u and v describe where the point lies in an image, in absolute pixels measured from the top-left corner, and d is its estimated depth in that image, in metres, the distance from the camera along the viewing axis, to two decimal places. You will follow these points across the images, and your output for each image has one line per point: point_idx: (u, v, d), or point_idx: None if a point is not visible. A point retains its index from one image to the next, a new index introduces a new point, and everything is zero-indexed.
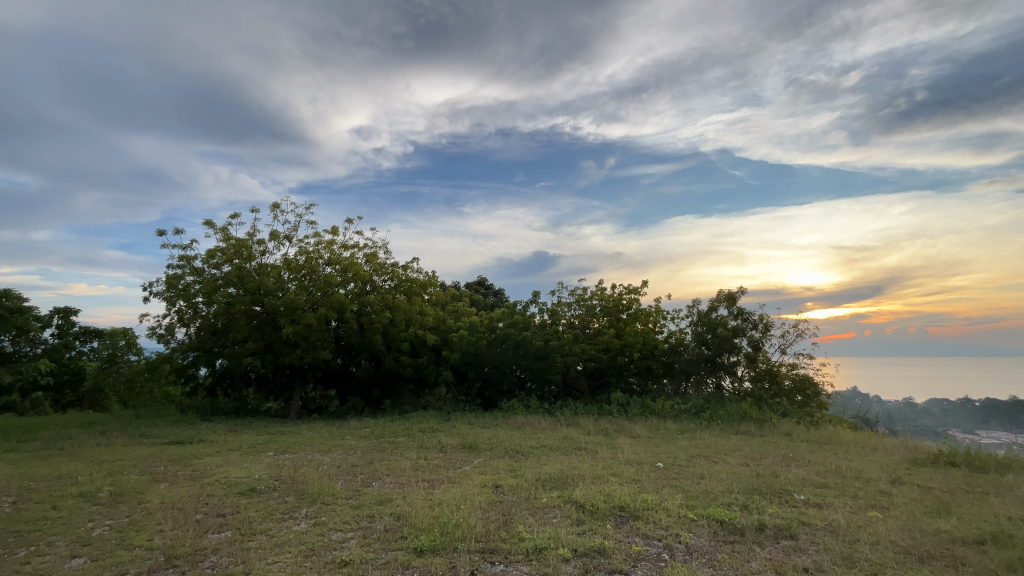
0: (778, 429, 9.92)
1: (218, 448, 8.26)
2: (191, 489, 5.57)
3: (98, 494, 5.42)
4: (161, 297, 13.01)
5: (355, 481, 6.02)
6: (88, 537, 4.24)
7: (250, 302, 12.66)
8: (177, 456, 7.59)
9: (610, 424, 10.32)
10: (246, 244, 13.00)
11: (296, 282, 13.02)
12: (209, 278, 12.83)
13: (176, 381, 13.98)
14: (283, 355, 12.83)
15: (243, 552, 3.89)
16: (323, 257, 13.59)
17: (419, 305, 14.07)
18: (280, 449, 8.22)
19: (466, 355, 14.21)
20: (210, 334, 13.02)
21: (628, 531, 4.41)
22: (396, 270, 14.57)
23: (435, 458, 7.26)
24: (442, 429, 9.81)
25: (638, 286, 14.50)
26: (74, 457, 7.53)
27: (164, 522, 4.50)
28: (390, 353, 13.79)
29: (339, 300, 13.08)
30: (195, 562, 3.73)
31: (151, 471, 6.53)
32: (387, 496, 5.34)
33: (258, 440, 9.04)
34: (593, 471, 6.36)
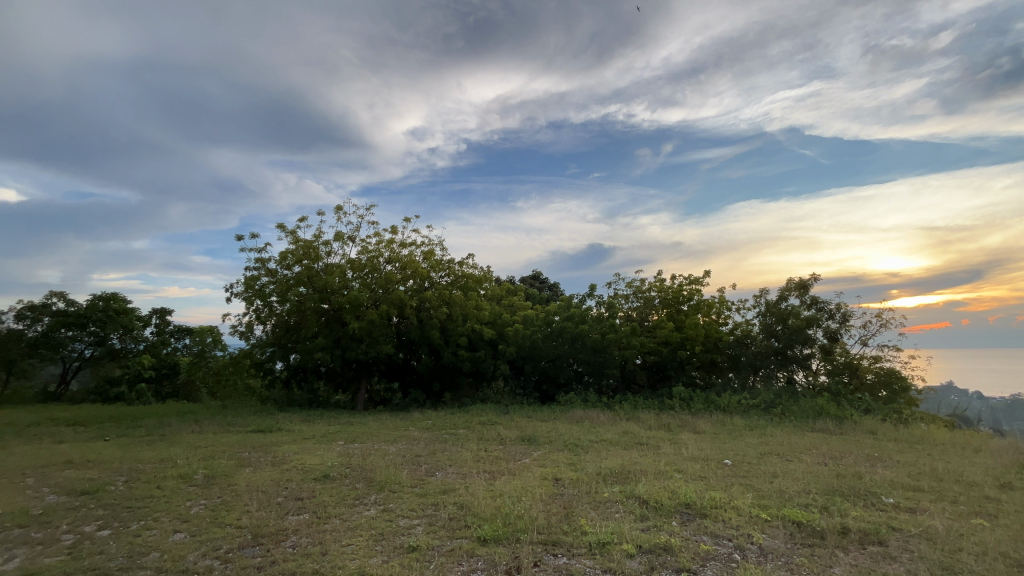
0: (861, 427, 9.16)
1: (294, 437, 8.85)
2: (273, 474, 6.01)
3: (194, 476, 5.98)
4: (240, 297, 14.09)
5: (420, 470, 6.24)
6: (187, 514, 4.69)
7: (318, 300, 13.42)
8: (260, 443, 8.21)
9: (672, 419, 9.99)
10: (313, 246, 13.79)
11: (360, 280, 13.65)
12: (282, 279, 13.74)
13: (256, 374, 15.04)
14: (349, 350, 13.49)
15: (319, 534, 4.14)
16: (383, 256, 14.15)
17: (475, 300, 14.33)
18: (350, 438, 8.68)
19: (522, 349, 14.28)
20: (284, 331, 13.92)
21: (695, 529, 4.25)
22: (452, 266, 14.92)
23: (495, 450, 7.38)
24: (501, 422, 9.93)
25: (699, 276, 13.90)
26: (174, 442, 8.37)
27: (250, 503, 4.89)
28: (448, 348, 14.12)
29: (400, 297, 13.58)
30: (279, 541, 4.02)
31: (237, 456, 7.12)
32: (451, 485, 5.49)
33: (329, 430, 9.59)
34: (656, 466, 6.20)
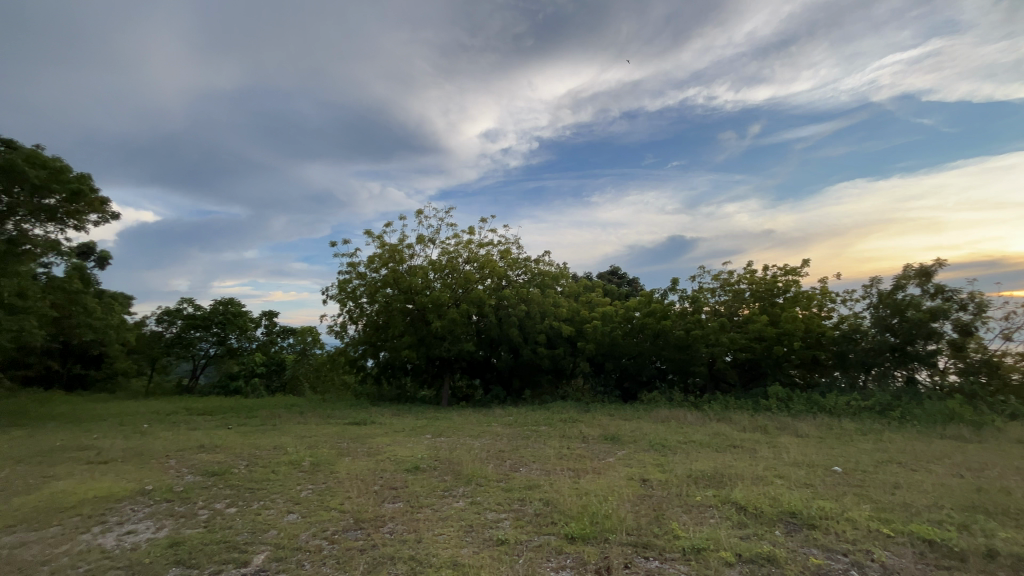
0: (1007, 435, 7.87)
1: (386, 429, 9.41)
2: (369, 464, 6.43)
3: (302, 462, 6.57)
4: (335, 299, 15.24)
5: (504, 465, 6.34)
6: (298, 497, 5.15)
7: (403, 301, 14.14)
8: (356, 434, 8.83)
9: (769, 420, 9.25)
10: (397, 249, 14.55)
11: (441, 281, 14.17)
12: (371, 281, 14.65)
13: (350, 371, 16.14)
14: (433, 348, 14.06)
15: (414, 522, 4.35)
16: (462, 257, 14.57)
17: (553, 297, 14.31)
18: (437, 432, 9.06)
19: (602, 346, 14.02)
20: (374, 330, 14.84)
21: (803, 540, 3.90)
22: (529, 264, 15.01)
23: (578, 448, 7.30)
24: (583, 420, 9.81)
25: (796, 266, 12.72)
26: (284, 431, 9.24)
27: (351, 490, 5.26)
28: (527, 345, 14.26)
29: (479, 296, 13.93)
30: (378, 526, 4.28)
31: (337, 446, 7.71)
32: (535, 481, 5.52)
33: (418, 423, 10.07)
34: (753, 471, 5.77)
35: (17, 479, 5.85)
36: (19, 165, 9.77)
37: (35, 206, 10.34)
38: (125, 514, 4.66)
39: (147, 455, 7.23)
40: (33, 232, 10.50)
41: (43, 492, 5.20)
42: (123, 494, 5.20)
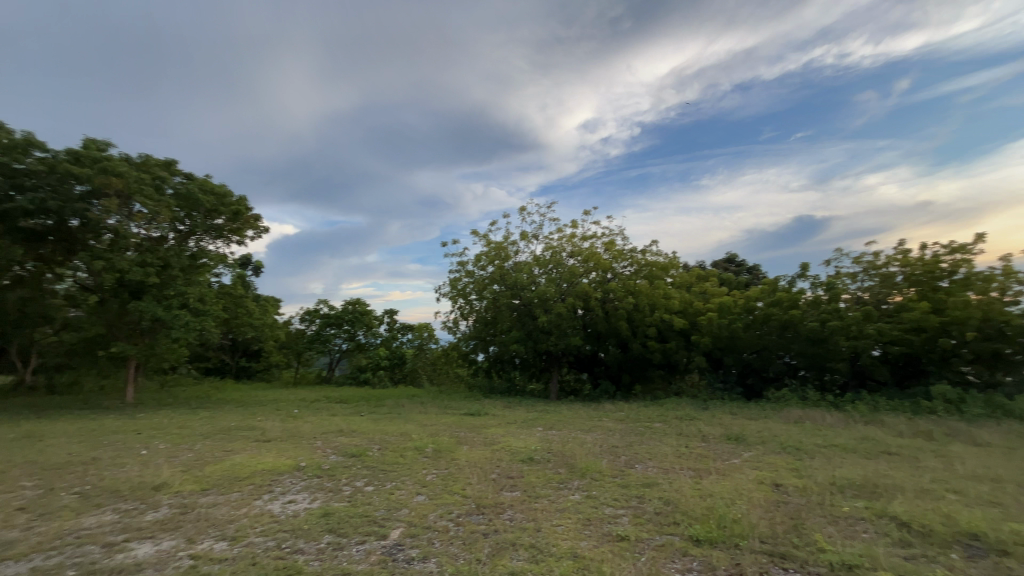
0: None
1: (500, 420, 9.76)
2: (486, 453, 6.72)
3: (426, 448, 7.08)
4: (447, 297, 16.16)
5: (619, 461, 6.21)
6: (425, 480, 5.56)
7: (510, 296, 14.53)
8: (472, 424, 9.29)
9: (934, 425, 7.87)
10: (503, 246, 14.98)
11: (545, 276, 14.28)
12: (479, 278, 15.28)
13: (463, 364, 16.98)
14: (541, 342, 14.25)
15: (532, 511, 4.45)
16: (566, 251, 14.54)
17: (662, 288, 13.66)
18: (549, 425, 9.17)
19: (719, 339, 13.14)
20: (483, 325, 15.47)
21: (992, 569, 3.25)
22: (635, 255, 14.54)
23: (698, 447, 6.89)
24: (701, 418, 9.25)
25: (966, 242, 10.63)
26: (408, 419, 10.03)
27: (471, 476, 5.55)
28: (636, 339, 13.84)
29: (585, 289, 13.80)
30: (498, 513, 4.45)
31: (456, 435, 8.19)
32: (653, 479, 5.32)
33: (529, 416, 10.29)
34: (916, 482, 4.96)
35: (207, 451, 7.09)
36: (196, 193, 11.91)
37: (208, 227, 12.50)
38: (286, 486, 5.40)
39: (300, 436, 8.32)
40: (208, 248, 12.69)
41: (226, 463, 6.24)
42: (284, 468, 6.04)
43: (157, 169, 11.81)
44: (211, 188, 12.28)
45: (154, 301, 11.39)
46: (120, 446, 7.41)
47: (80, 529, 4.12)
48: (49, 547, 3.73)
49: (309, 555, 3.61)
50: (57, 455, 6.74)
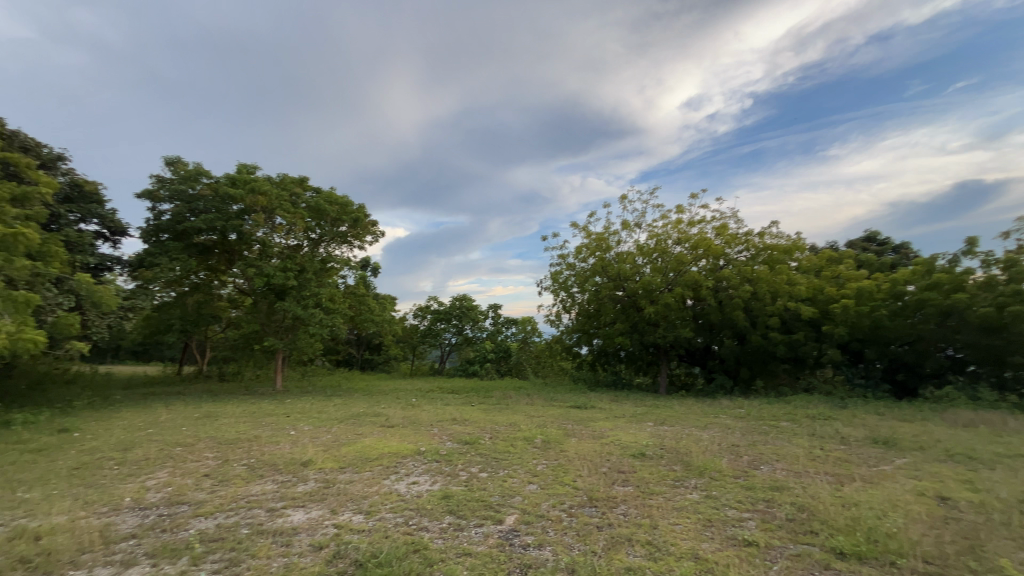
0: None
1: (607, 414, 9.62)
2: (596, 446, 6.66)
3: (535, 439, 7.23)
4: (549, 291, 16.26)
5: (741, 461, 5.76)
6: (536, 469, 5.67)
7: (613, 288, 14.21)
8: (579, 417, 9.27)
9: None
10: (604, 237, 14.66)
11: (650, 265, 13.71)
12: (580, 271, 15.16)
13: (566, 357, 16.95)
14: (648, 334, 13.73)
15: (647, 508, 4.32)
16: (672, 238, 13.82)
17: (786, 274, 12.38)
18: (659, 420, 8.83)
19: (858, 330, 11.58)
20: (586, 318, 15.32)
21: None
22: (750, 239, 13.39)
23: (836, 450, 6.13)
24: (838, 418, 8.22)
25: None
26: (515, 410, 10.33)
27: (582, 469, 5.54)
28: (756, 330, 12.73)
29: (695, 278, 12.98)
30: (611, 507, 4.39)
31: (563, 427, 8.24)
32: (783, 482, 4.86)
33: (638, 411, 10.00)
34: None
35: (342, 433, 7.98)
36: (324, 205, 13.38)
37: (334, 234, 13.98)
38: (410, 468, 5.86)
39: (418, 423, 8.99)
40: (335, 253, 14.18)
41: (358, 445, 6.97)
42: (406, 452, 6.56)
43: (292, 186, 13.49)
44: (336, 200, 13.73)
45: (295, 301, 12.92)
46: (275, 427, 8.62)
47: (249, 495, 4.87)
48: (228, 508, 4.47)
49: (433, 533, 3.87)
50: (230, 432, 8.06)
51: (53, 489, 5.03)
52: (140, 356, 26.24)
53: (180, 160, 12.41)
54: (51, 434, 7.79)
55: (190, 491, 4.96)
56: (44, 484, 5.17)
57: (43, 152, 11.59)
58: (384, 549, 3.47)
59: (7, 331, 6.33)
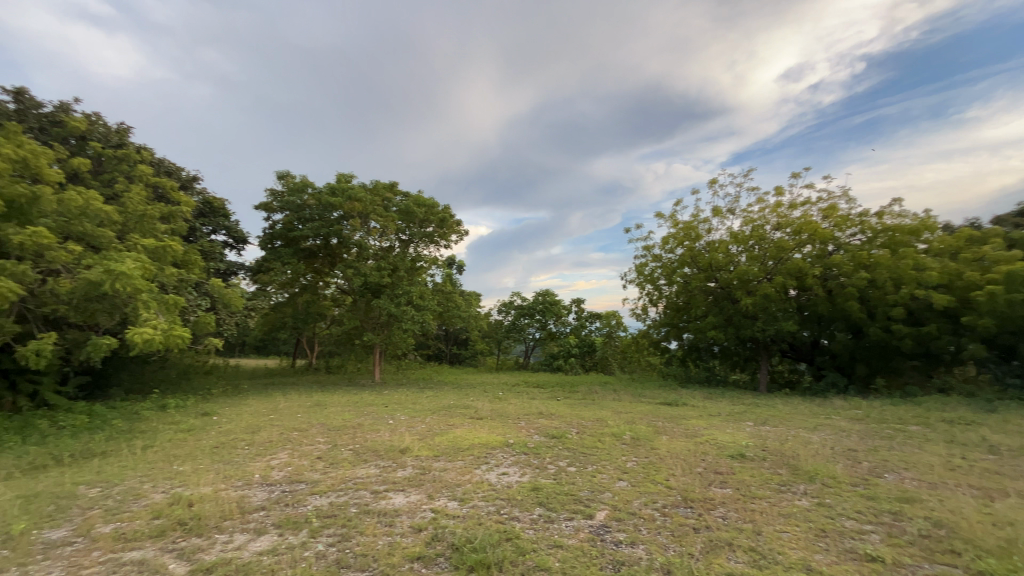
0: None
1: (701, 412, 9.14)
2: (689, 445, 6.36)
3: (624, 435, 7.07)
4: (635, 284, 15.78)
5: (860, 467, 5.18)
6: (626, 466, 5.55)
7: (705, 279, 13.44)
8: (670, 414, 8.91)
9: None
10: (692, 225, 13.88)
11: (746, 254, 12.76)
12: (667, 262, 14.53)
13: (654, 352, 16.33)
14: (744, 328, 12.81)
15: (749, 512, 4.05)
16: (770, 223, 12.75)
17: (912, 258, 10.89)
18: (760, 420, 8.21)
19: (1010, 322, 9.92)
20: (675, 311, 14.66)
21: None
22: (866, 220, 11.99)
23: (982, 460, 5.29)
24: (984, 423, 7.08)
25: None
26: (602, 406, 10.18)
27: (675, 467, 5.32)
28: (875, 322, 11.36)
29: (799, 266, 11.84)
30: (708, 508, 4.17)
31: (653, 424, 7.97)
32: (913, 494, 4.29)
33: (735, 409, 9.39)
34: None
35: (435, 424, 8.40)
36: (413, 207, 14.13)
37: (423, 235, 14.71)
38: (499, 459, 6.02)
39: (506, 416, 9.20)
40: (423, 253, 14.92)
41: (450, 435, 7.29)
42: (496, 443, 6.75)
43: (384, 192, 14.41)
44: (424, 202, 14.43)
45: (390, 299, 13.74)
46: (375, 416, 9.30)
47: (355, 477, 5.31)
48: (338, 488, 4.91)
49: (524, 523, 3.95)
50: (338, 419, 8.84)
51: (199, 464, 5.87)
52: (262, 351, 29.63)
53: (289, 174, 13.80)
54: (196, 417, 9.08)
55: (307, 471, 5.52)
56: (193, 459, 6.06)
57: (183, 174, 13.49)
58: (478, 536, 3.60)
59: (163, 329, 7.47)
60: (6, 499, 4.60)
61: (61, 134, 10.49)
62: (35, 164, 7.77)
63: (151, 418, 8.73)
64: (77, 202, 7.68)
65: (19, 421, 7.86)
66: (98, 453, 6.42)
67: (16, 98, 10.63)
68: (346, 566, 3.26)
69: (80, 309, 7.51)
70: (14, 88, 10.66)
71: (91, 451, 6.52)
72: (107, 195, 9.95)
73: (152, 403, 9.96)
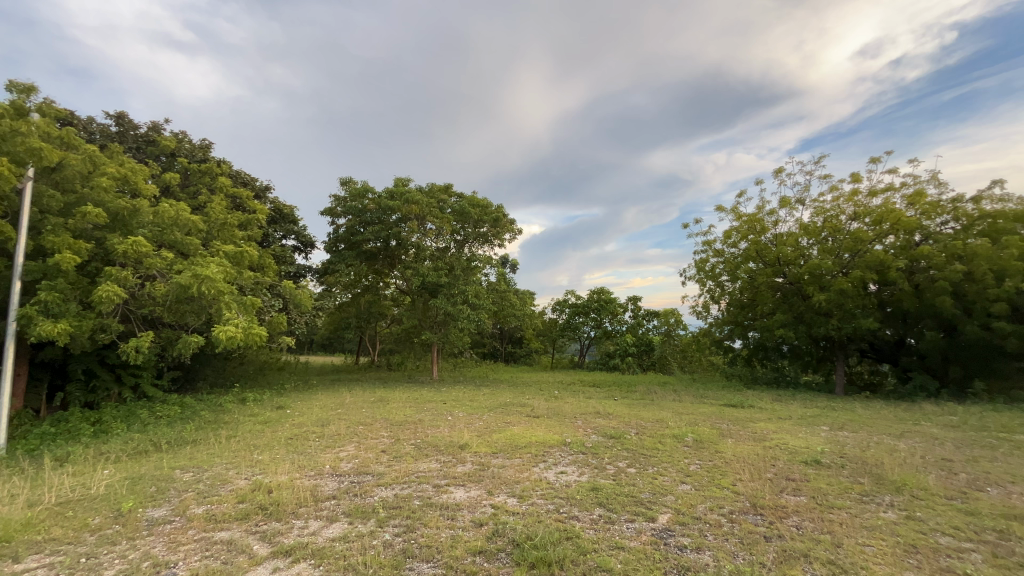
0: None
1: (769, 415, 8.66)
2: (757, 449, 6.04)
3: (686, 437, 6.83)
4: (695, 280, 15.22)
5: (956, 479, 4.70)
6: (689, 469, 5.36)
7: (772, 274, 12.72)
8: (735, 416, 8.51)
9: None
10: (757, 218, 13.18)
11: (819, 246, 11.93)
12: (730, 257, 13.88)
13: (717, 352, 15.63)
14: (817, 326, 11.99)
15: (827, 523, 3.79)
16: (846, 213, 11.84)
17: (1017, 247, 9.74)
18: (837, 424, 7.64)
19: None
20: (740, 309, 13.98)
21: None
22: (960, 206, 10.87)
23: None
24: None
25: None
26: (662, 406, 9.88)
27: (742, 472, 5.07)
28: (972, 319, 10.29)
29: (880, 258, 10.90)
30: (781, 517, 3.94)
31: (717, 426, 7.64)
32: (1022, 510, 3.84)
33: (808, 412, 8.81)
34: None
35: (492, 421, 8.51)
36: (467, 208, 14.39)
37: (477, 235, 14.95)
38: (557, 458, 6.01)
39: (563, 415, 9.15)
40: (478, 252, 15.14)
41: (507, 432, 7.37)
42: (553, 442, 6.74)
43: (439, 194, 14.77)
44: (478, 202, 14.66)
45: (447, 298, 14.03)
46: (434, 412, 9.56)
47: (417, 471, 5.49)
48: (402, 480, 5.11)
49: (585, 523, 3.93)
50: (399, 414, 9.18)
51: (276, 453, 6.31)
52: (328, 348, 31.33)
53: (351, 180, 14.48)
54: (272, 409, 9.76)
55: (373, 463, 5.78)
56: (271, 449, 6.52)
57: (258, 185, 14.52)
58: (538, 533, 3.62)
59: (243, 327, 8.09)
60: (116, 480, 5.17)
61: (153, 152, 11.61)
62: (134, 180, 8.66)
63: (234, 410, 9.49)
64: (169, 213, 8.48)
65: (125, 411, 8.80)
66: (189, 441, 7.07)
67: (117, 122, 11.90)
68: (412, 556, 3.38)
69: (173, 310, 8.28)
70: (116, 113, 11.93)
71: (184, 439, 7.19)
72: (193, 206, 10.91)
73: (234, 396, 10.81)
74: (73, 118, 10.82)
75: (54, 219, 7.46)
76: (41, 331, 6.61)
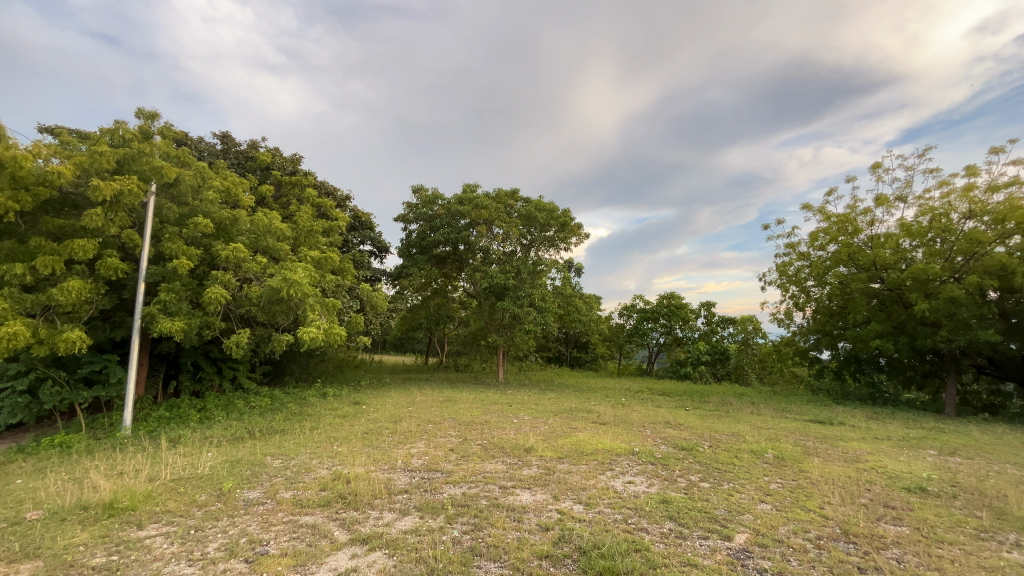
0: None
1: (862, 434, 7.90)
2: (850, 471, 5.52)
3: (766, 453, 6.39)
4: (776, 286, 14.25)
5: None
6: (769, 488, 5.02)
7: (867, 280, 11.59)
8: (823, 434, 7.83)
9: None
10: (849, 218, 12.11)
11: (924, 249, 10.72)
12: (817, 261, 12.87)
13: (801, 363, 14.44)
14: (923, 338, 10.76)
15: (934, 558, 3.40)
16: (959, 212, 10.53)
17: None
18: (948, 449, 6.78)
19: None
20: (828, 317, 12.85)
21: None
22: None
23: None
24: None
25: None
26: (739, 419, 9.30)
27: (831, 495, 4.65)
28: None
29: (1003, 262, 9.56)
30: (878, 547, 3.58)
31: (802, 443, 7.09)
32: None
33: (911, 434, 7.92)
34: None
35: (558, 426, 8.45)
36: (534, 212, 14.49)
37: (544, 239, 15.00)
38: (625, 467, 5.87)
39: (630, 423, 8.91)
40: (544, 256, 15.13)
41: (574, 438, 7.29)
42: (620, 450, 6.57)
43: (506, 199, 15.01)
44: (545, 206, 14.70)
45: (513, 301, 14.18)
46: (500, 414, 9.69)
47: (484, 471, 5.60)
48: (470, 479, 5.23)
49: (654, 536, 3.80)
50: (466, 415, 9.40)
51: (353, 446, 6.71)
52: (400, 349, 32.68)
53: (423, 187, 15.09)
54: (350, 405, 10.36)
55: (441, 461, 5.97)
56: (349, 442, 6.94)
57: (339, 194, 15.55)
58: (606, 543, 3.55)
59: (324, 327, 8.69)
60: (218, 461, 5.76)
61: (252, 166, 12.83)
62: (235, 193, 9.61)
63: (316, 404, 10.18)
64: (263, 221, 9.29)
65: (224, 400, 9.75)
66: (278, 430, 7.70)
67: (222, 140, 13.28)
68: (480, 555, 3.45)
69: (266, 310, 9.08)
70: (221, 133, 13.32)
71: (274, 428, 7.85)
72: (284, 215, 11.87)
73: (316, 391, 11.61)
74: (187, 139, 12.24)
75: (171, 228, 8.46)
76: (161, 327, 7.51)
